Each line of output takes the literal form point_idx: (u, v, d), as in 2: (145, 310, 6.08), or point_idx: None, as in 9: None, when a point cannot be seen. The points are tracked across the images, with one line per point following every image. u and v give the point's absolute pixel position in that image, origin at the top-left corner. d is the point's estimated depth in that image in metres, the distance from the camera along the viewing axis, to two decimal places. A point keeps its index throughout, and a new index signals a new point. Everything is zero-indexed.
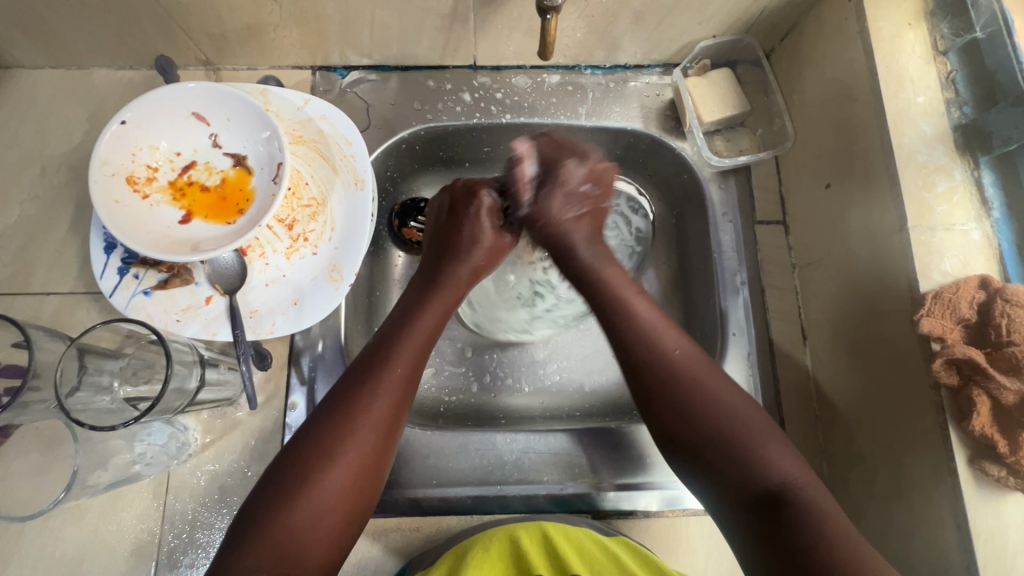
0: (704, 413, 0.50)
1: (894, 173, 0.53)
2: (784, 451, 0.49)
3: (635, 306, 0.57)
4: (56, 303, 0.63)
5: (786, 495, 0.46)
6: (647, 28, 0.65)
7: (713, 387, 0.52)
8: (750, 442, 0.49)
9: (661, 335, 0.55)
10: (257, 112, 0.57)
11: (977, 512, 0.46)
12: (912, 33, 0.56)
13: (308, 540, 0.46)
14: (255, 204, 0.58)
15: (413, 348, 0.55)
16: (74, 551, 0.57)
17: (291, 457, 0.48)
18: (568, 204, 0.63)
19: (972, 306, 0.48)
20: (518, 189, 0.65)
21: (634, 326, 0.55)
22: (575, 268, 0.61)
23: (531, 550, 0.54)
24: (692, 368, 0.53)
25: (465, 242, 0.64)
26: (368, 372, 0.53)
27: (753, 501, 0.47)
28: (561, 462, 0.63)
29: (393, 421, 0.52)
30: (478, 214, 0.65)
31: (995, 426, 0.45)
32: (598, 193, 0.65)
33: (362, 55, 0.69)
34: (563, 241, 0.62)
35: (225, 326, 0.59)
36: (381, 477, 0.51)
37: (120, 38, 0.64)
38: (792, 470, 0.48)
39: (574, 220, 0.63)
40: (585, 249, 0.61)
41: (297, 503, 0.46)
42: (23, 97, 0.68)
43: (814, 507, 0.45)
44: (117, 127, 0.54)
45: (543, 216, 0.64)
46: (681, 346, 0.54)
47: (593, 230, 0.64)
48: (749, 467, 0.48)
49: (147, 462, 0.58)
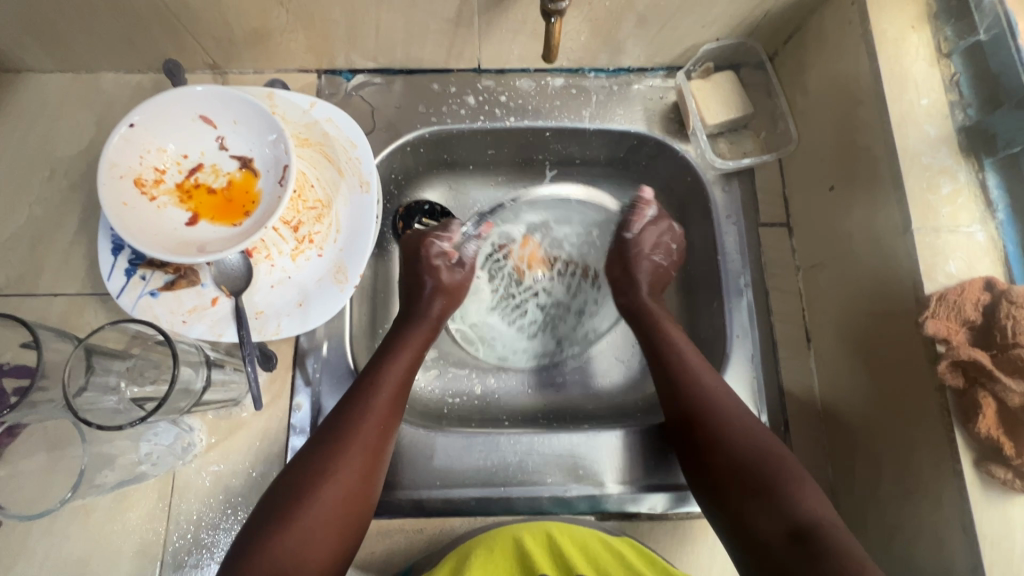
0: (737, 442, 0.52)
1: (897, 176, 0.53)
2: (814, 489, 0.49)
3: (682, 347, 0.60)
4: (64, 305, 0.63)
5: (815, 534, 0.45)
6: (651, 31, 0.65)
7: (743, 420, 0.54)
8: (784, 473, 0.50)
9: (699, 372, 0.58)
10: (263, 115, 0.57)
11: (984, 516, 0.46)
12: (915, 36, 0.56)
13: (300, 561, 0.45)
14: (261, 206, 0.58)
15: (398, 374, 0.56)
16: (80, 551, 0.57)
17: (280, 485, 0.49)
18: (656, 249, 0.70)
19: (977, 308, 0.48)
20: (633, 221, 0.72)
21: (678, 364, 0.59)
22: (629, 303, 0.68)
23: (536, 552, 0.54)
24: (728, 402, 0.56)
25: (425, 290, 0.66)
26: (354, 398, 0.54)
27: (778, 534, 0.47)
28: (565, 463, 0.63)
29: (381, 444, 0.52)
30: (431, 266, 0.67)
31: (1001, 428, 0.45)
32: (670, 261, 0.71)
33: (367, 59, 0.70)
34: (630, 276, 0.70)
35: (231, 327, 0.59)
36: (372, 498, 0.52)
37: (128, 42, 0.65)
38: (822, 512, 0.47)
39: (654, 263, 0.70)
40: (646, 295, 0.68)
41: (290, 526, 0.46)
42: (32, 100, 0.69)
43: (841, 545, 0.44)
44: (125, 130, 0.54)
45: (638, 246, 0.71)
46: (719, 384, 0.57)
47: (655, 283, 0.70)
48: (778, 499, 0.48)
49: (153, 462, 0.58)
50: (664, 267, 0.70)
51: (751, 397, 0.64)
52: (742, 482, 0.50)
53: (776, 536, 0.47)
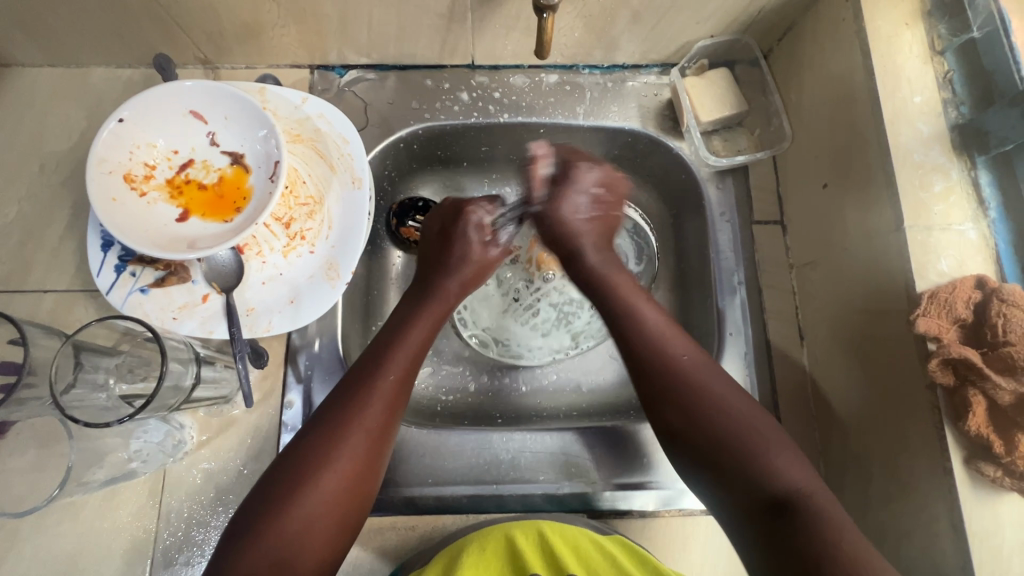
0: (706, 414, 0.50)
1: (890, 174, 0.53)
2: (794, 457, 0.48)
3: (644, 315, 0.57)
4: (53, 301, 0.63)
5: (795, 503, 0.45)
6: (645, 28, 0.65)
7: (716, 388, 0.52)
8: (760, 443, 0.48)
9: (668, 341, 0.55)
10: (254, 110, 0.57)
11: (973, 513, 0.46)
12: (909, 33, 0.56)
13: (300, 544, 0.45)
14: (252, 202, 0.58)
15: (406, 356, 0.55)
16: (70, 548, 0.57)
17: (282, 466, 0.49)
18: (592, 204, 0.63)
19: (968, 306, 0.48)
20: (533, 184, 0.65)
21: (643, 335, 0.55)
22: (581, 273, 0.61)
23: (526, 550, 0.54)
24: (701, 369, 0.53)
25: (451, 260, 0.64)
26: (362, 377, 0.53)
27: (757, 505, 0.46)
28: (557, 461, 0.63)
29: (386, 427, 0.52)
30: (465, 233, 0.64)
31: (991, 426, 0.45)
32: (612, 200, 0.64)
33: (360, 54, 0.69)
34: (574, 244, 0.62)
35: (222, 323, 0.59)
36: (375, 482, 0.51)
37: (118, 37, 0.64)
38: (801, 478, 0.46)
39: (586, 222, 0.62)
40: (594, 256, 0.61)
41: (290, 509, 0.46)
42: (21, 95, 0.68)
43: (822, 513, 0.44)
44: (114, 125, 0.54)
45: (554, 217, 0.62)
46: (689, 352, 0.54)
47: (601, 237, 0.63)
48: (756, 471, 0.47)
49: (143, 460, 0.58)
50: (597, 218, 0.63)
51: None
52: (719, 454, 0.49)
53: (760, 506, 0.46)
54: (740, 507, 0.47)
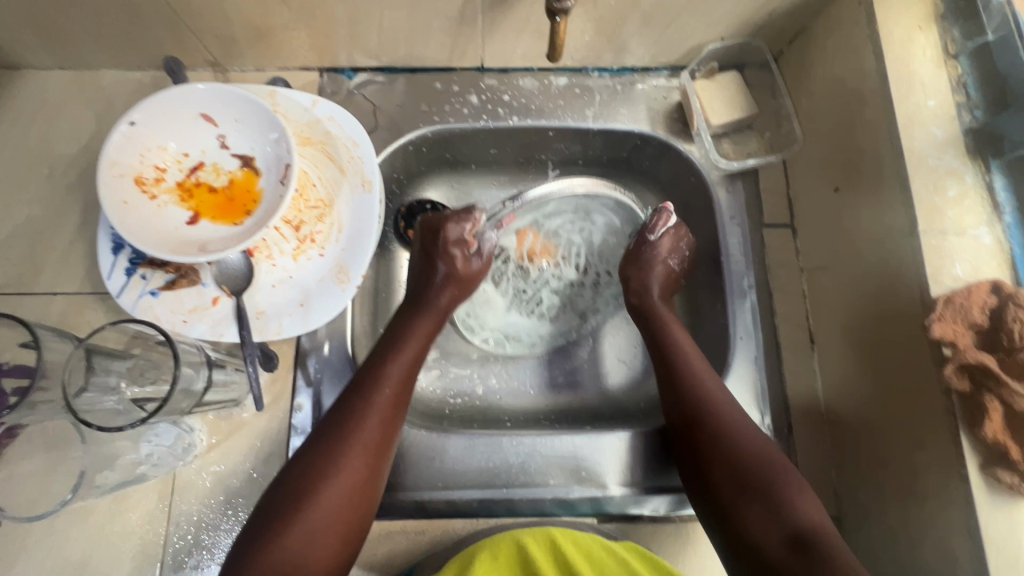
0: (733, 446, 0.52)
1: (904, 178, 0.53)
2: (813, 501, 0.48)
3: (688, 352, 0.60)
4: (63, 304, 0.63)
5: (815, 540, 0.45)
6: (656, 31, 0.65)
7: (744, 426, 0.54)
8: (783, 480, 0.49)
9: (704, 377, 0.57)
10: (265, 113, 0.57)
11: (990, 520, 0.46)
12: (922, 36, 0.56)
13: (308, 556, 0.45)
14: (263, 205, 0.58)
15: (400, 370, 0.56)
16: (79, 552, 0.57)
17: (282, 484, 0.48)
18: (673, 254, 0.67)
19: (984, 311, 0.47)
20: (654, 224, 0.67)
21: (682, 367, 0.58)
22: (640, 302, 0.65)
23: (539, 556, 0.54)
24: (734, 407, 0.55)
25: (436, 279, 0.64)
26: (357, 394, 0.53)
27: (776, 539, 0.46)
28: (567, 465, 0.62)
29: (382, 443, 0.52)
30: (446, 251, 0.64)
31: (1008, 433, 0.45)
32: (687, 263, 0.69)
33: (370, 57, 0.69)
34: (638, 275, 0.67)
35: (232, 327, 0.59)
36: (375, 498, 0.51)
37: (129, 39, 0.64)
38: (819, 520, 0.47)
39: (670, 270, 0.67)
40: (656, 293, 0.66)
41: (291, 527, 0.45)
42: (31, 97, 0.68)
43: (838, 552, 0.44)
44: (125, 128, 0.54)
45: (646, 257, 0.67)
46: (723, 393, 0.57)
47: (668, 287, 0.67)
48: (775, 503, 0.48)
49: (153, 463, 0.58)
50: (678, 274, 0.68)
51: (755, 399, 0.64)
52: (743, 484, 0.50)
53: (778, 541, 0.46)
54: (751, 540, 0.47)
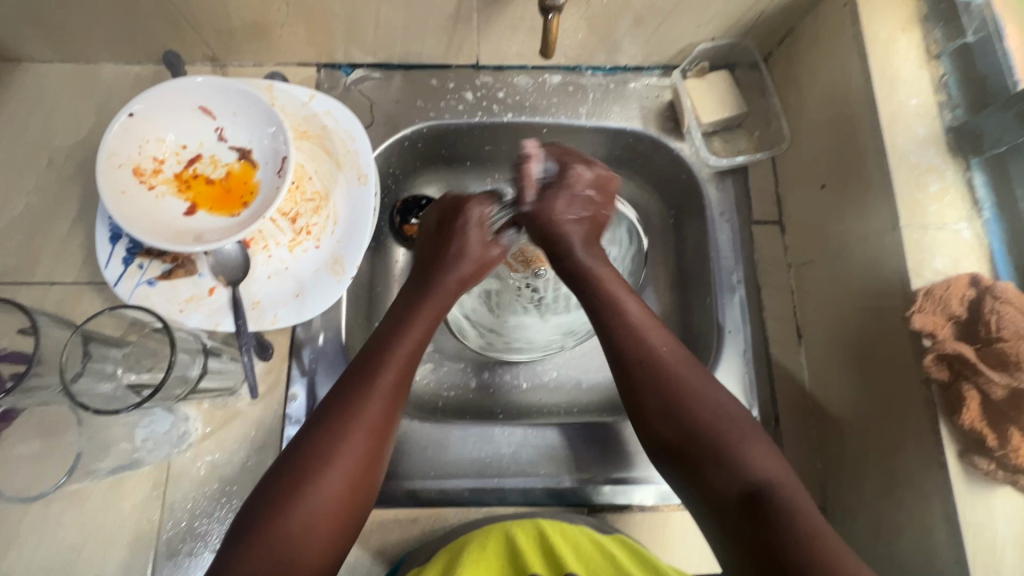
0: (681, 411, 0.51)
1: (887, 174, 0.54)
2: (767, 452, 0.49)
3: (626, 306, 0.58)
4: (60, 293, 0.63)
5: (766, 494, 0.46)
6: (647, 30, 0.66)
7: (689, 382, 0.53)
8: (732, 437, 0.50)
9: (647, 332, 0.56)
10: (263, 106, 0.58)
11: (967, 506, 0.47)
12: (906, 37, 0.57)
13: (306, 538, 0.46)
14: (259, 197, 0.59)
15: (406, 350, 0.56)
16: (74, 538, 0.57)
17: (287, 461, 0.49)
18: (574, 206, 0.65)
19: (963, 303, 0.49)
20: (523, 185, 0.65)
21: (621, 325, 0.56)
22: (566, 268, 0.63)
23: (526, 545, 0.55)
24: (678, 364, 0.54)
25: (450, 255, 0.64)
26: (360, 377, 0.53)
27: (733, 496, 0.47)
28: (558, 456, 0.64)
29: (385, 423, 0.52)
30: (465, 230, 0.65)
31: (984, 420, 0.46)
32: (601, 199, 0.66)
33: (367, 53, 0.70)
34: (562, 242, 0.64)
35: (228, 316, 0.60)
36: (377, 477, 0.52)
37: (129, 33, 0.65)
38: (773, 470, 0.48)
39: (574, 222, 0.64)
40: (580, 251, 0.63)
41: (296, 503, 0.46)
42: (31, 90, 0.69)
43: (793, 508, 0.45)
44: (125, 119, 0.55)
45: (545, 215, 0.65)
46: (669, 344, 0.55)
47: (590, 235, 0.65)
48: (728, 465, 0.48)
49: (148, 449, 0.59)
50: (590, 216, 0.66)
51: (742, 391, 0.65)
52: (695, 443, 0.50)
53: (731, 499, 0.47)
54: (712, 502, 0.48)
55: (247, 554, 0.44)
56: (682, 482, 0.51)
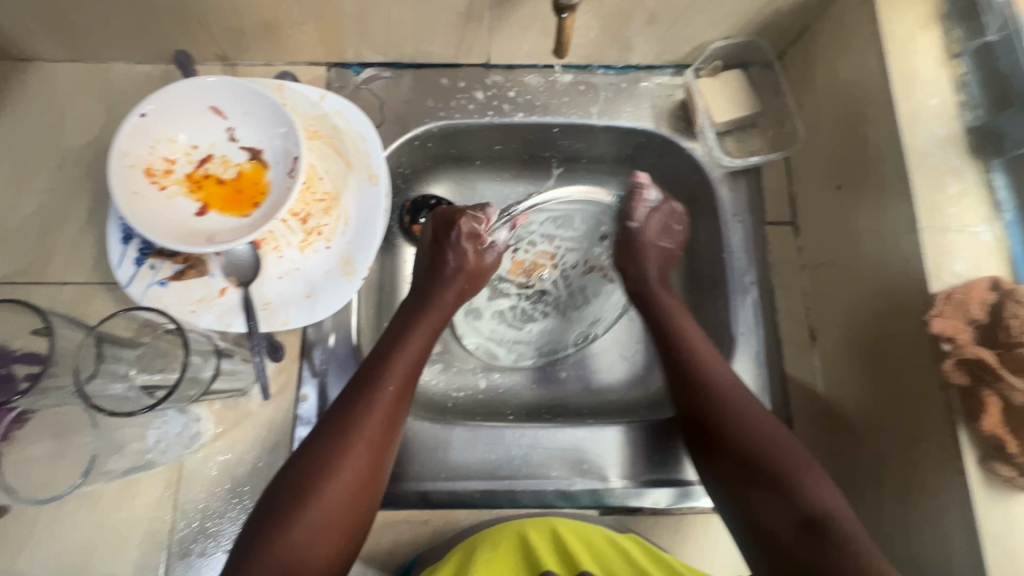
0: (744, 431, 0.53)
1: (905, 176, 0.54)
2: (825, 483, 0.49)
3: (691, 337, 0.60)
4: (72, 293, 0.64)
5: (825, 525, 0.46)
6: (661, 29, 0.66)
7: (754, 412, 0.54)
8: (789, 458, 0.50)
9: (709, 362, 0.58)
10: (274, 106, 0.58)
11: (986, 513, 0.46)
12: (925, 36, 0.57)
13: (308, 555, 0.46)
14: (271, 197, 0.58)
15: (404, 367, 0.56)
16: (87, 538, 0.57)
17: (290, 473, 0.49)
18: (665, 235, 0.70)
19: (984, 306, 0.48)
20: (635, 207, 0.70)
21: (687, 353, 0.59)
22: (639, 289, 0.67)
23: (541, 547, 0.54)
24: (741, 390, 0.56)
25: (446, 269, 0.66)
26: (359, 391, 0.53)
27: (790, 525, 0.47)
28: (570, 458, 0.63)
29: (385, 438, 0.52)
30: (459, 244, 0.66)
31: (1006, 426, 0.45)
32: (676, 231, 0.70)
33: (377, 52, 0.70)
34: (638, 261, 0.69)
35: (239, 317, 0.60)
36: (377, 493, 0.52)
37: (140, 33, 0.65)
38: (831, 503, 0.48)
39: (662, 248, 0.69)
40: (654, 279, 0.68)
41: (296, 522, 0.46)
42: (42, 89, 0.69)
43: (850, 540, 0.45)
44: (137, 119, 0.55)
45: (640, 238, 0.70)
46: (731, 375, 0.57)
47: (662, 266, 0.69)
48: (783, 484, 0.49)
49: (161, 450, 0.59)
50: (670, 248, 0.70)
51: (755, 394, 0.64)
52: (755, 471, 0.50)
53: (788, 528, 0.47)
54: (762, 522, 0.49)
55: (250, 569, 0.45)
56: (730, 507, 0.52)
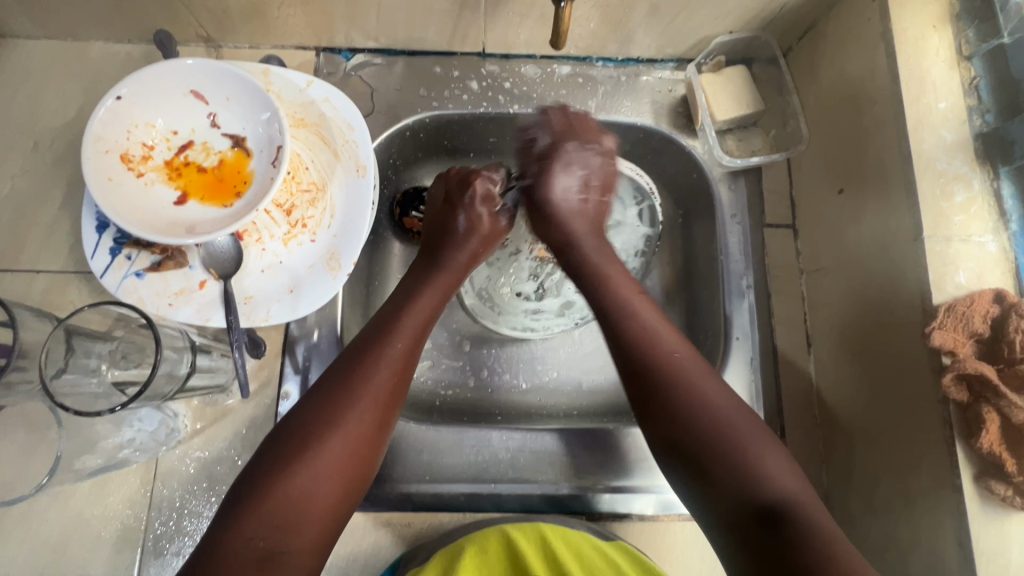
0: (698, 420, 0.49)
1: (911, 181, 0.52)
2: (781, 464, 0.47)
3: (637, 308, 0.56)
4: (45, 282, 0.61)
5: (782, 510, 0.43)
6: (662, 21, 0.63)
7: (706, 389, 0.50)
8: (748, 445, 0.47)
9: (660, 336, 0.53)
10: (257, 92, 0.55)
11: (980, 531, 0.45)
12: (936, 36, 0.54)
13: (307, 508, 0.44)
14: (253, 187, 0.56)
15: (413, 326, 0.55)
16: (59, 535, 0.56)
17: (291, 425, 0.47)
18: (578, 185, 0.64)
19: (985, 320, 0.47)
20: (528, 160, 0.65)
21: (635, 327, 0.54)
22: (570, 260, 0.62)
23: (527, 551, 0.53)
24: (692, 374, 0.51)
25: (459, 231, 0.64)
26: (368, 347, 0.52)
27: (745, 513, 0.44)
28: (557, 462, 0.62)
29: (391, 397, 0.50)
30: (472, 205, 0.65)
31: (1004, 444, 0.44)
32: (602, 187, 0.65)
33: (368, 38, 0.67)
34: (562, 223, 0.63)
35: (219, 311, 0.57)
36: (376, 457, 0.50)
37: (118, 11, 0.62)
38: (789, 486, 0.45)
39: (580, 203, 0.64)
40: (586, 240, 0.62)
41: (299, 469, 0.45)
42: (16, 67, 0.66)
43: (809, 524, 0.42)
44: (112, 103, 0.52)
45: (547, 190, 0.64)
46: (681, 349, 0.53)
47: (593, 224, 0.64)
48: (744, 476, 0.46)
49: (136, 449, 0.57)
50: (585, 200, 0.64)
51: (748, 400, 0.63)
52: (707, 457, 0.47)
53: (743, 514, 0.45)
54: (726, 510, 0.46)
55: (246, 517, 0.42)
56: (688, 485, 0.49)
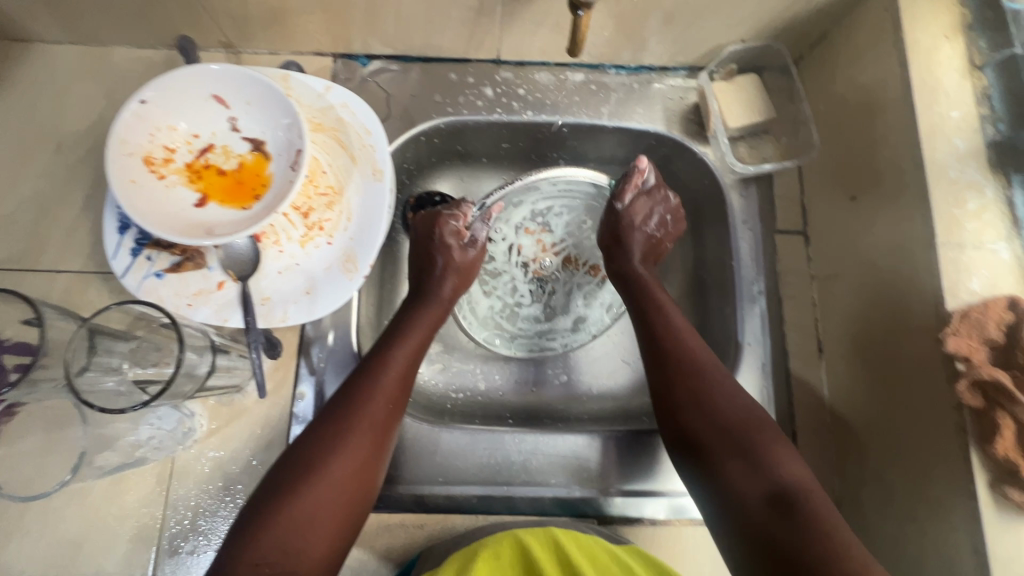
0: (714, 411, 0.50)
1: (924, 189, 0.52)
2: (793, 457, 0.48)
3: (663, 306, 0.59)
4: (66, 282, 0.62)
5: (792, 499, 0.44)
6: (676, 30, 0.64)
7: (721, 384, 0.52)
8: (760, 438, 0.48)
9: (682, 332, 0.56)
10: (278, 97, 0.56)
11: (996, 537, 0.45)
12: (949, 45, 0.55)
13: (310, 531, 0.44)
14: (273, 191, 0.57)
15: (407, 352, 0.55)
16: (76, 532, 0.56)
17: (291, 456, 0.47)
18: (650, 223, 0.66)
19: (1001, 327, 0.47)
20: (625, 188, 0.66)
21: (660, 321, 0.57)
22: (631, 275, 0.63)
23: (539, 554, 0.53)
24: (711, 367, 0.53)
25: (435, 270, 0.64)
26: (363, 375, 0.52)
27: (755, 502, 0.45)
28: (569, 465, 0.62)
29: (387, 423, 0.51)
30: (444, 244, 0.64)
31: (1019, 451, 0.44)
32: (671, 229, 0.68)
33: (385, 45, 0.68)
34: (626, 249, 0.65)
35: (237, 312, 0.58)
36: (376, 479, 0.50)
37: (142, 17, 0.63)
38: (799, 476, 0.46)
39: (648, 234, 0.66)
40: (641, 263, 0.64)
41: (303, 494, 0.45)
42: (40, 72, 0.67)
43: (816, 512, 0.43)
44: (136, 106, 0.53)
45: (627, 221, 0.65)
46: (701, 346, 0.55)
47: (647, 253, 0.66)
48: (757, 463, 0.47)
49: (153, 447, 0.58)
50: (658, 238, 0.67)
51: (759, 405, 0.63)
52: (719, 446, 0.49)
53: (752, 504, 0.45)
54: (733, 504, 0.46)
55: (250, 544, 0.43)
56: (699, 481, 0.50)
